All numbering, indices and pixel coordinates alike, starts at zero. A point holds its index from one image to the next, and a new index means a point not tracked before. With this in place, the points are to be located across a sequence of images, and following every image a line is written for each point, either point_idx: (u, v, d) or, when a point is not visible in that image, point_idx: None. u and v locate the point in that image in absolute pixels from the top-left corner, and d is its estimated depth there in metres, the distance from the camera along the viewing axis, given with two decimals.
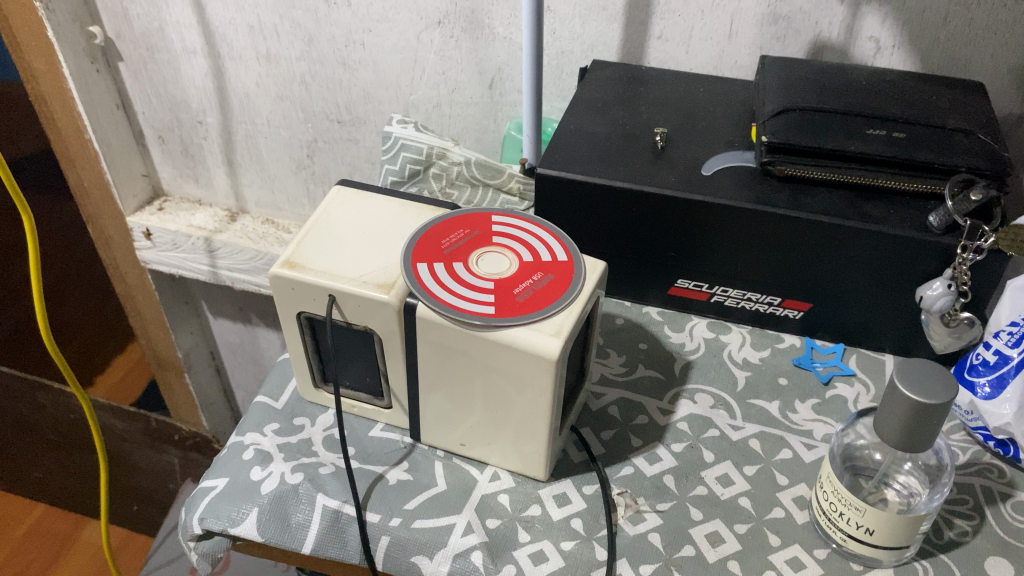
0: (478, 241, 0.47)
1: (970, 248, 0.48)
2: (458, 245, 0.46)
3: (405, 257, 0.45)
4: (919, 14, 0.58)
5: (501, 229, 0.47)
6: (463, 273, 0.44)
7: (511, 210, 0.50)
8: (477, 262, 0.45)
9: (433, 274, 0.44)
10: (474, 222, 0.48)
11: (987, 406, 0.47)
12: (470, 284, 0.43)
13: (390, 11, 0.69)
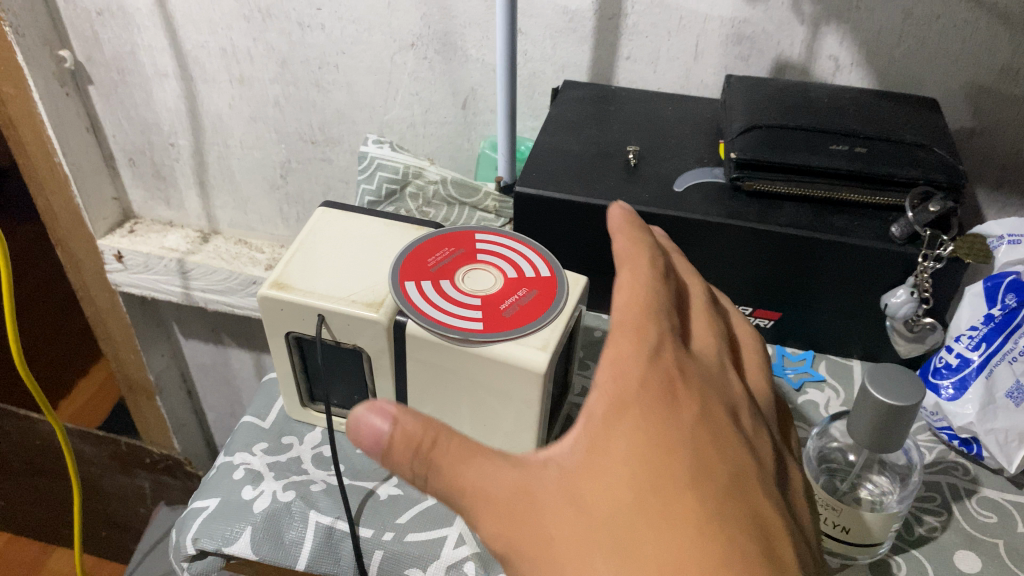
0: (462, 259, 0.48)
1: (930, 256, 0.50)
2: (443, 263, 0.47)
3: (392, 276, 0.46)
4: (876, 35, 0.60)
5: (485, 247, 0.49)
6: (450, 290, 0.45)
7: (493, 228, 0.51)
8: (464, 279, 0.46)
9: (421, 292, 0.45)
10: (458, 241, 0.49)
11: (952, 407, 0.50)
12: (457, 301, 0.45)
13: (364, 34, 0.70)
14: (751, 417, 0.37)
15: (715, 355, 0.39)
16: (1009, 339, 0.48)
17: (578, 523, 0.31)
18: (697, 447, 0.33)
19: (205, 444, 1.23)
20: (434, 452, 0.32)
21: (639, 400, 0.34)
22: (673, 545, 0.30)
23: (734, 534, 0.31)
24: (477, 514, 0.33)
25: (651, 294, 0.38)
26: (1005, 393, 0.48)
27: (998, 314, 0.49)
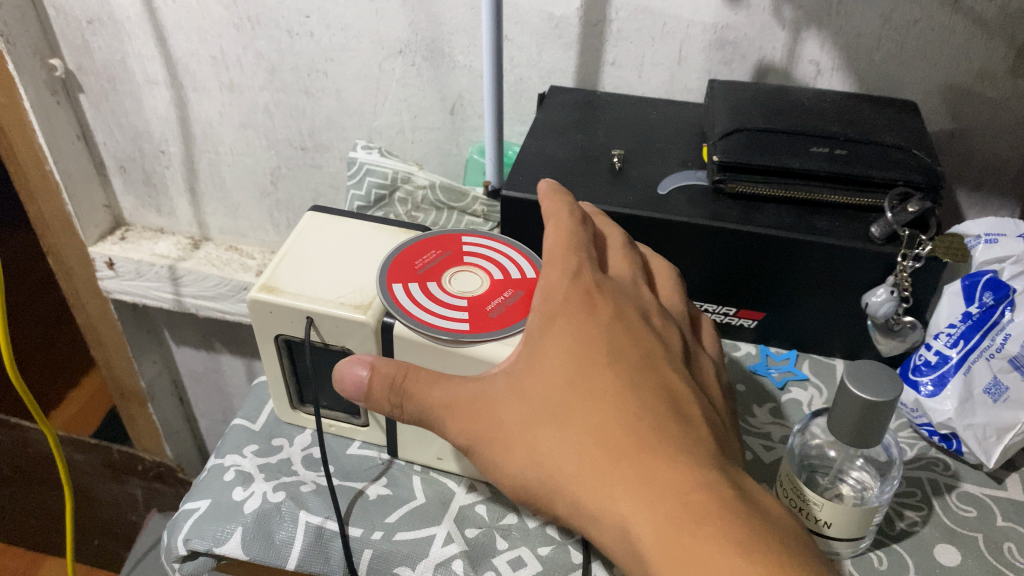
0: (449, 261, 0.49)
1: (909, 256, 0.51)
2: (430, 265, 0.48)
3: (380, 279, 0.46)
4: (855, 39, 0.61)
5: (471, 250, 0.50)
6: (436, 291, 0.46)
7: (479, 230, 0.52)
8: (450, 281, 0.47)
9: (408, 294, 0.45)
10: (444, 244, 0.50)
11: (931, 403, 0.51)
12: (444, 303, 0.45)
13: (352, 41, 0.71)
14: (662, 318, 0.43)
15: (634, 272, 0.46)
16: (986, 335, 0.50)
17: (522, 405, 0.38)
18: (612, 335, 0.40)
19: (197, 451, 1.23)
20: (406, 383, 0.40)
21: (564, 308, 0.41)
22: (598, 409, 0.37)
23: (648, 396, 0.37)
24: (445, 421, 0.40)
25: (572, 231, 0.45)
26: (982, 389, 0.49)
27: (976, 312, 0.51)
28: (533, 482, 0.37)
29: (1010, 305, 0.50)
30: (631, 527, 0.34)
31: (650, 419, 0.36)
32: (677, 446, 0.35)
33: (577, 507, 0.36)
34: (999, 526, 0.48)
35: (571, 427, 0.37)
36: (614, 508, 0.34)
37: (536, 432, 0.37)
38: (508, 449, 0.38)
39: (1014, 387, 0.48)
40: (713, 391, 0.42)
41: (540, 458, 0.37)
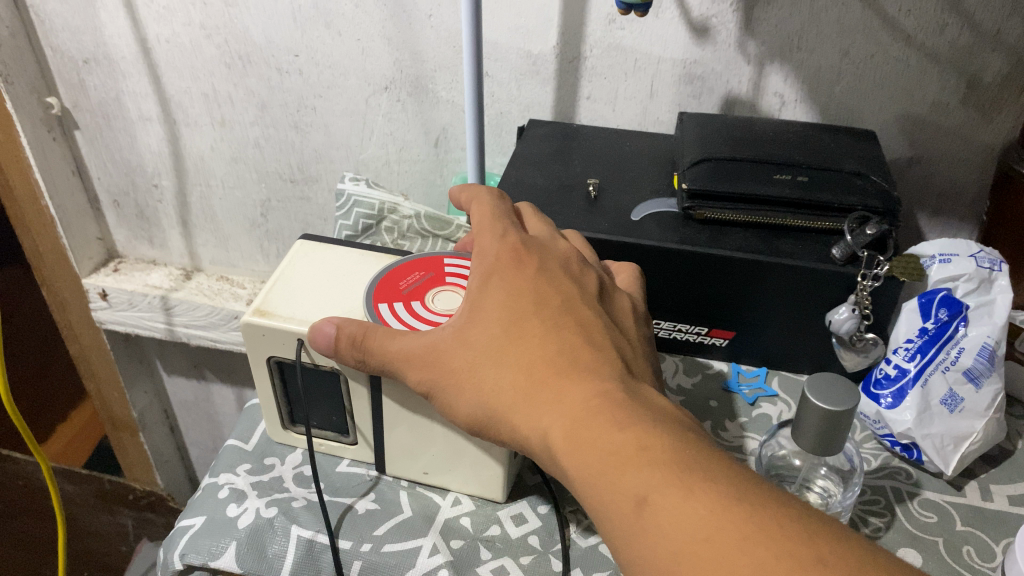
0: (433, 281, 0.51)
1: (868, 276, 0.54)
2: (414, 286, 0.50)
3: (366, 300, 0.49)
4: (816, 72, 0.65)
5: (454, 270, 0.52)
6: (420, 310, 0.48)
7: (464, 253, 0.54)
8: (434, 299, 0.49)
9: (393, 313, 0.48)
10: (428, 266, 0.52)
11: (891, 414, 0.53)
12: (427, 319, 0.47)
13: (339, 78, 0.74)
14: (580, 267, 0.47)
15: (555, 233, 0.50)
16: (942, 349, 0.53)
17: (460, 346, 0.42)
18: (536, 281, 0.44)
19: (188, 480, 1.24)
20: (364, 340, 0.43)
21: (493, 264, 0.44)
22: (523, 341, 0.40)
23: (568, 329, 0.41)
24: (402, 371, 0.43)
25: (494, 206, 0.49)
26: (939, 401, 0.53)
27: (932, 327, 0.54)
28: (478, 414, 0.41)
29: (963, 320, 0.54)
30: (551, 431, 0.37)
31: (568, 347, 0.40)
32: (588, 363, 0.39)
33: (512, 429, 0.39)
34: (959, 531, 0.50)
35: (500, 359, 0.40)
36: (540, 422, 0.38)
37: (475, 368, 0.41)
38: (456, 388, 0.41)
39: (968, 398, 0.52)
40: (634, 327, 0.46)
41: (480, 389, 0.40)
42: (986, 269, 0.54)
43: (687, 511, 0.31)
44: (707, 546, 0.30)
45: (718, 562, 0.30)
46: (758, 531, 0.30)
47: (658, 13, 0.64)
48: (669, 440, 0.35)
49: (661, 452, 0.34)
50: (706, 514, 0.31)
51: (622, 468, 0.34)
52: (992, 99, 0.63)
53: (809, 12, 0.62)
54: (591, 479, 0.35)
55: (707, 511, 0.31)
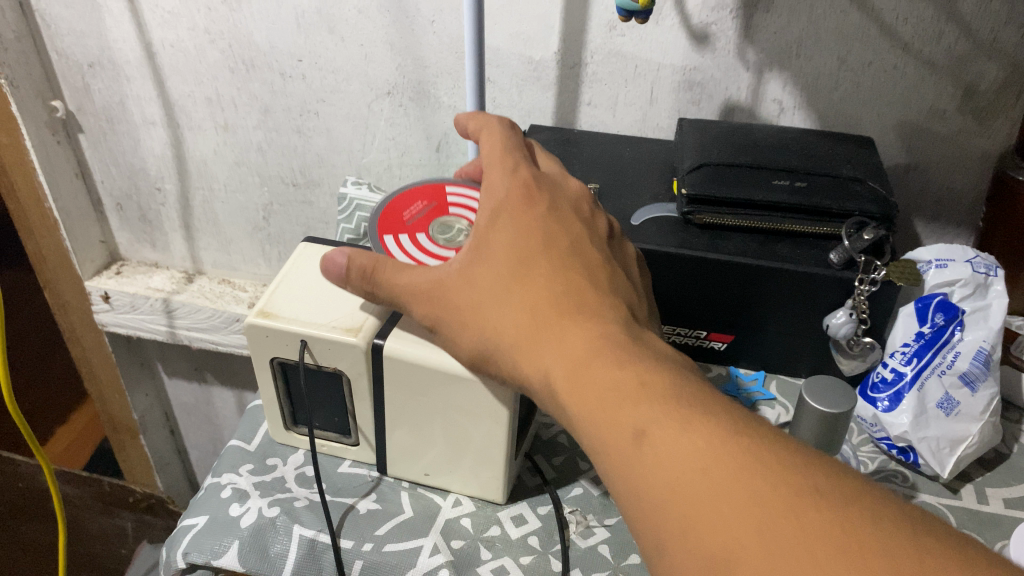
0: (436, 210, 0.52)
1: (865, 280, 0.54)
2: (418, 216, 0.52)
3: (371, 233, 0.51)
4: (815, 80, 0.66)
5: (458, 199, 0.53)
6: (424, 242, 0.50)
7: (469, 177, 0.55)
8: (439, 230, 0.51)
9: (397, 245, 0.49)
10: (432, 194, 0.54)
11: (888, 417, 0.54)
12: (431, 251, 0.49)
13: (342, 83, 0.75)
14: (589, 218, 0.48)
15: (566, 176, 0.51)
16: (938, 353, 0.54)
17: (468, 286, 0.42)
18: (544, 222, 0.45)
19: (187, 483, 1.24)
20: (376, 271, 0.44)
21: (503, 200, 0.45)
22: (529, 282, 0.41)
23: (575, 273, 0.42)
24: (410, 305, 0.44)
25: (505, 138, 0.50)
26: (935, 404, 0.53)
27: (928, 331, 0.54)
28: (479, 348, 0.42)
29: (959, 325, 0.54)
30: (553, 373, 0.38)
31: (574, 288, 0.41)
32: (593, 306, 0.40)
33: (513, 364, 0.40)
34: None
35: (507, 295, 0.41)
36: (541, 359, 0.39)
37: (480, 305, 0.42)
38: (461, 323, 0.42)
39: (963, 402, 0.53)
40: (632, 273, 0.48)
41: (484, 324, 0.41)
42: (982, 274, 0.55)
43: (684, 443, 0.32)
44: (698, 480, 0.30)
45: (711, 491, 0.30)
46: (749, 464, 0.30)
47: (658, 20, 0.65)
48: (670, 379, 0.35)
49: (662, 389, 0.34)
50: (698, 448, 0.31)
51: (622, 401, 0.34)
52: (988, 106, 0.63)
53: (808, 19, 0.62)
54: (590, 409, 0.35)
55: (705, 443, 0.31)
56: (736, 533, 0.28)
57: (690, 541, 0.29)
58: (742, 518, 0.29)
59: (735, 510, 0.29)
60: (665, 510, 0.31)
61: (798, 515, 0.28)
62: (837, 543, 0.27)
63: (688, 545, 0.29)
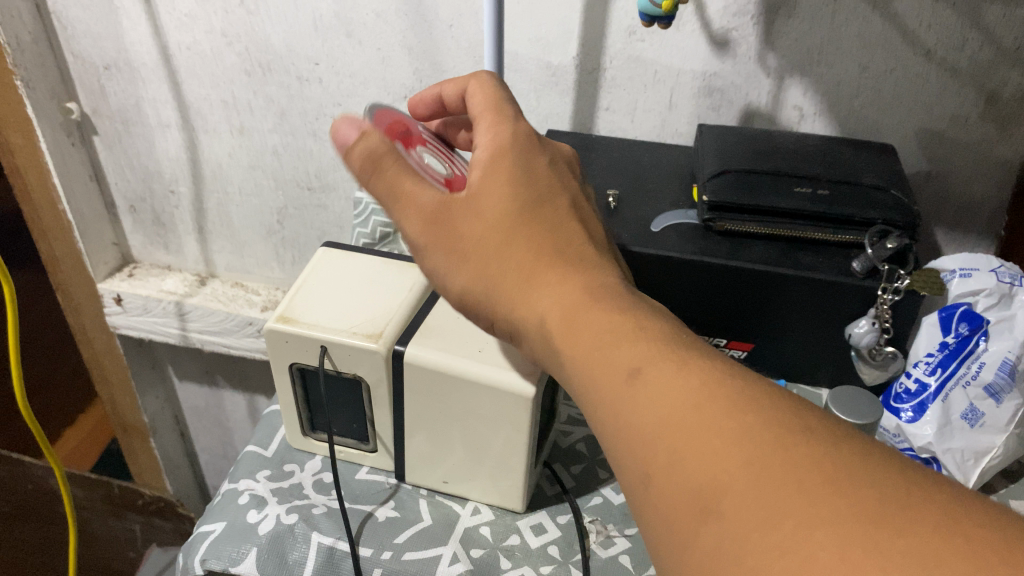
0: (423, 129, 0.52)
1: (889, 289, 0.54)
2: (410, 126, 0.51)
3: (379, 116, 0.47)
4: (836, 86, 0.65)
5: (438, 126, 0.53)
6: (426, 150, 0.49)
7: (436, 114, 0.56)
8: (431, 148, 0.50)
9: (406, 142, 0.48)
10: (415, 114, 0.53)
11: (912, 428, 0.54)
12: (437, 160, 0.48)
13: (359, 87, 0.75)
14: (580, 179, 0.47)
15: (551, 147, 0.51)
16: (963, 363, 0.53)
17: (471, 220, 0.39)
18: (552, 170, 0.42)
19: (197, 486, 1.24)
20: (384, 159, 0.40)
21: (509, 136, 0.41)
22: (530, 224, 0.39)
23: (573, 223, 0.41)
24: (404, 222, 0.40)
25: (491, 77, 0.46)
26: (960, 415, 0.53)
27: (952, 341, 0.54)
28: (473, 292, 0.40)
29: (983, 335, 0.53)
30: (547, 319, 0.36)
31: (571, 242, 0.40)
32: (588, 259, 0.39)
33: (511, 313, 0.39)
34: None
35: (509, 233, 0.39)
36: (536, 308, 0.37)
37: (480, 241, 0.39)
38: (457, 259, 0.40)
39: (988, 413, 0.52)
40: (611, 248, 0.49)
41: (482, 264, 0.39)
42: (1006, 284, 0.54)
43: (677, 382, 0.29)
44: (684, 412, 0.28)
45: (702, 424, 0.27)
46: (736, 399, 0.28)
47: (679, 25, 0.65)
48: (662, 325, 0.34)
49: (657, 333, 0.33)
50: (685, 383, 0.29)
51: (617, 344, 0.33)
52: (1011, 115, 0.63)
53: (830, 25, 0.62)
54: (584, 355, 0.33)
55: (697, 381, 0.29)
56: (722, 462, 0.26)
57: (675, 473, 0.27)
58: (727, 448, 0.26)
59: (722, 439, 0.27)
60: (649, 445, 0.29)
61: (789, 445, 0.26)
62: (829, 471, 0.25)
63: (671, 478, 0.27)
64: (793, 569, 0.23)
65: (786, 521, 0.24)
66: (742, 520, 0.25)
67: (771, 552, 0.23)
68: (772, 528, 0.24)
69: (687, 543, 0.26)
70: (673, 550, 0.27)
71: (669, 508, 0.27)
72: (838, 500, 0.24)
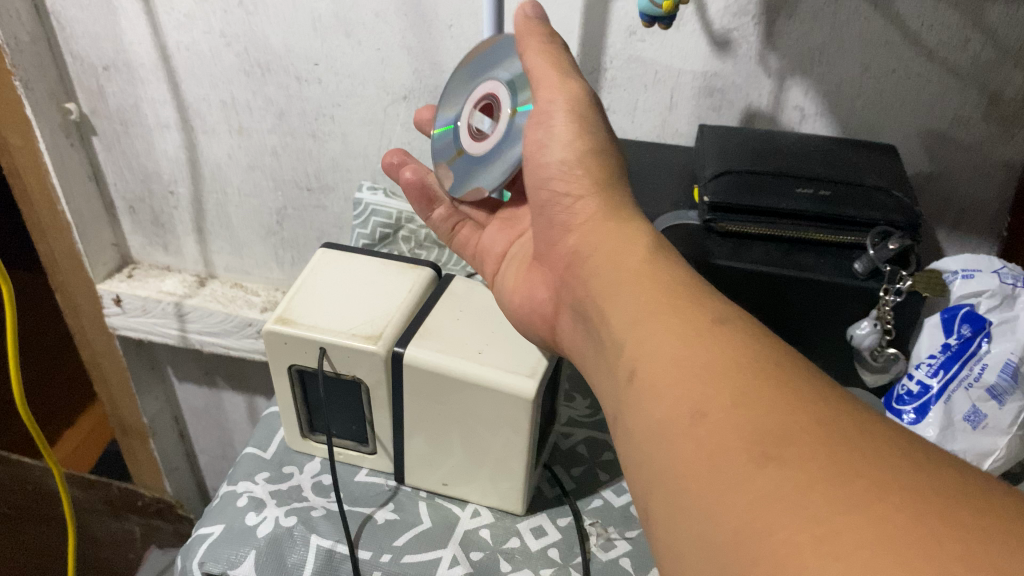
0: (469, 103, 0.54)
1: (891, 290, 0.53)
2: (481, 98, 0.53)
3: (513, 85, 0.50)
4: (838, 86, 0.65)
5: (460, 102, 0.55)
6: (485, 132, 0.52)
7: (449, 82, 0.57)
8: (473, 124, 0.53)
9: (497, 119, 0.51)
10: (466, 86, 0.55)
11: (914, 430, 0.54)
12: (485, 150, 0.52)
13: (358, 87, 0.74)
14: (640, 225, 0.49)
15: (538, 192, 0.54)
16: (965, 365, 0.53)
17: (598, 224, 0.42)
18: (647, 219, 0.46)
19: (196, 487, 1.23)
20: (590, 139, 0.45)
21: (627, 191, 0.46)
22: (633, 236, 0.41)
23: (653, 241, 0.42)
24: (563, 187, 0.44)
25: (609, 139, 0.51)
26: (962, 417, 0.53)
27: (954, 343, 0.54)
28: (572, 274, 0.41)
29: (986, 336, 0.53)
30: (635, 295, 0.37)
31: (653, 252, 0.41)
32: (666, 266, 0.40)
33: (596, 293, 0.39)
34: None
35: (614, 236, 0.41)
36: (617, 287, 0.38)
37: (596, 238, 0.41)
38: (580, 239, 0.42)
39: (991, 415, 0.52)
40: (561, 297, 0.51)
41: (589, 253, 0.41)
42: (1009, 285, 0.54)
43: (757, 362, 0.31)
44: (758, 386, 0.29)
45: (781, 396, 0.29)
46: (808, 387, 0.29)
47: (679, 25, 0.64)
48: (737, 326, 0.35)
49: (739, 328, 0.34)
50: (763, 365, 0.30)
51: (701, 323, 0.34)
52: (1012, 115, 0.63)
53: (830, 25, 0.62)
54: (664, 324, 0.34)
55: (776, 367, 0.31)
56: (795, 428, 0.27)
57: (743, 427, 0.28)
58: (800, 420, 0.28)
59: (798, 411, 0.28)
60: (712, 406, 0.29)
61: (860, 430, 0.27)
62: (903, 454, 0.26)
63: (732, 428, 0.28)
64: (863, 519, 0.23)
65: (857, 480, 0.25)
66: (807, 473, 0.26)
67: (838, 504, 0.24)
68: (843, 484, 0.25)
69: (738, 490, 0.26)
70: (716, 498, 0.27)
71: (723, 458, 0.28)
72: (909, 474, 0.25)
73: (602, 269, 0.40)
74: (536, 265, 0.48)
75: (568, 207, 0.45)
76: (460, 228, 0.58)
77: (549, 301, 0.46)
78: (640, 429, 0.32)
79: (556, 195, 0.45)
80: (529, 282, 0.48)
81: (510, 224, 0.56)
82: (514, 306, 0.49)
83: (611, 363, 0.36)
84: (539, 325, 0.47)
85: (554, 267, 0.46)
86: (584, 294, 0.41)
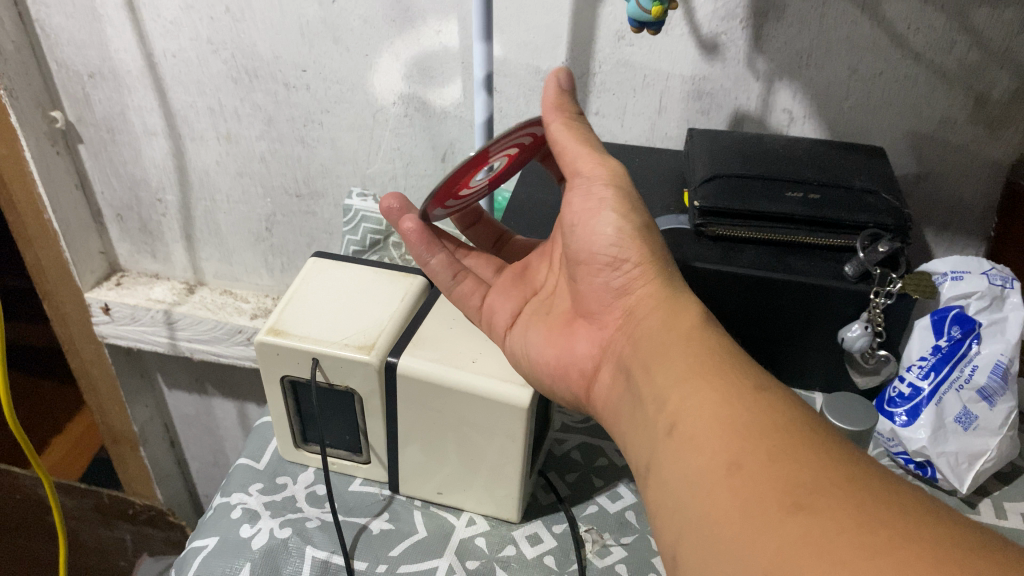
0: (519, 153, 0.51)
1: (881, 293, 0.54)
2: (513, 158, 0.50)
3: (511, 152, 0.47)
4: (825, 89, 0.65)
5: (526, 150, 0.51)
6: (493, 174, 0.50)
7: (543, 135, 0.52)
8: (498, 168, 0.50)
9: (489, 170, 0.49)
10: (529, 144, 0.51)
11: (907, 432, 0.54)
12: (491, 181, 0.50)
13: (347, 93, 0.74)
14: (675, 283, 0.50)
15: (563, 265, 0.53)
16: (956, 367, 0.54)
17: (647, 293, 0.44)
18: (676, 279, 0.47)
19: (187, 494, 1.23)
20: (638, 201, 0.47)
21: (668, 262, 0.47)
22: (678, 304, 0.43)
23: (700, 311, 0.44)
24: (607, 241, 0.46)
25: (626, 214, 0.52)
26: (953, 418, 0.53)
27: (944, 345, 0.54)
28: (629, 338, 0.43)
29: (975, 339, 0.54)
30: (681, 359, 0.38)
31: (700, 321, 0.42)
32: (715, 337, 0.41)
33: (644, 357, 0.41)
34: None
35: (663, 307, 0.43)
36: (664, 350, 0.40)
37: (647, 307, 0.43)
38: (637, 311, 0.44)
39: (982, 416, 0.53)
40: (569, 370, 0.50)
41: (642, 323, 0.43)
42: (998, 287, 0.54)
43: (800, 425, 0.32)
44: (795, 445, 0.31)
45: (818, 456, 0.30)
46: (842, 450, 0.31)
47: (668, 30, 0.64)
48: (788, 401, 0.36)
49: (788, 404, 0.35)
50: (800, 429, 0.32)
51: (747, 387, 0.35)
52: (1000, 116, 0.63)
53: (818, 30, 0.62)
54: (711, 384, 0.36)
55: (821, 431, 0.32)
56: (826, 484, 0.29)
57: (779, 479, 0.30)
58: (831, 476, 0.29)
59: (834, 471, 0.29)
60: (748, 461, 0.31)
61: (888, 488, 0.29)
62: (929, 513, 0.27)
63: (765, 479, 0.30)
64: (885, 565, 0.25)
65: (882, 529, 0.26)
66: (833, 520, 0.27)
67: (862, 551, 0.26)
68: (867, 534, 0.26)
69: (768, 535, 0.28)
70: (748, 543, 0.29)
71: (756, 508, 0.29)
72: (929, 527, 0.26)
73: (650, 334, 0.42)
74: (580, 322, 0.49)
75: (626, 274, 0.45)
76: (464, 279, 0.53)
77: (589, 356, 0.46)
78: (675, 479, 0.34)
79: (614, 261, 0.46)
80: (569, 336, 0.48)
81: (519, 284, 0.55)
82: (542, 356, 0.48)
83: (649, 416, 0.38)
84: (576, 381, 0.47)
85: (604, 325, 0.47)
86: (631, 355, 0.42)
